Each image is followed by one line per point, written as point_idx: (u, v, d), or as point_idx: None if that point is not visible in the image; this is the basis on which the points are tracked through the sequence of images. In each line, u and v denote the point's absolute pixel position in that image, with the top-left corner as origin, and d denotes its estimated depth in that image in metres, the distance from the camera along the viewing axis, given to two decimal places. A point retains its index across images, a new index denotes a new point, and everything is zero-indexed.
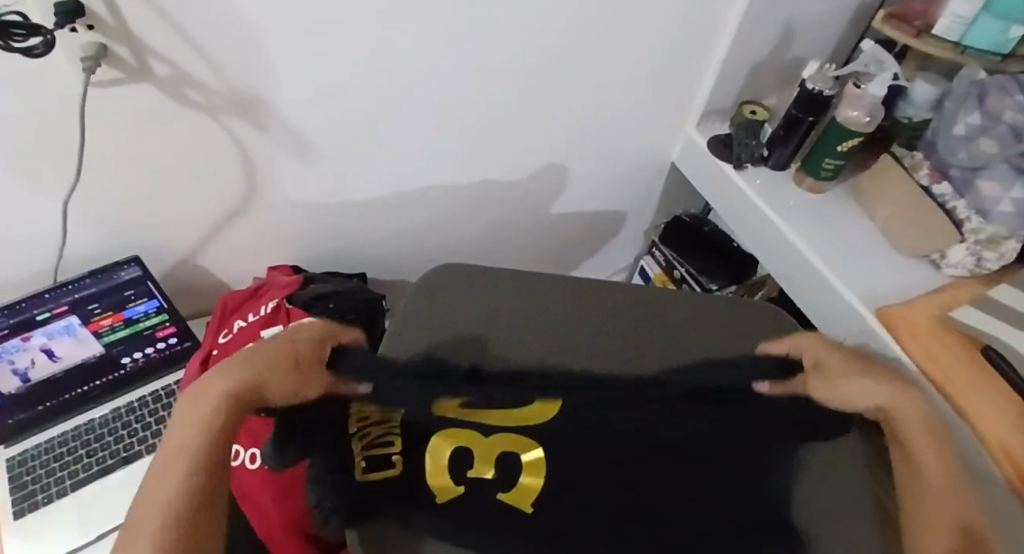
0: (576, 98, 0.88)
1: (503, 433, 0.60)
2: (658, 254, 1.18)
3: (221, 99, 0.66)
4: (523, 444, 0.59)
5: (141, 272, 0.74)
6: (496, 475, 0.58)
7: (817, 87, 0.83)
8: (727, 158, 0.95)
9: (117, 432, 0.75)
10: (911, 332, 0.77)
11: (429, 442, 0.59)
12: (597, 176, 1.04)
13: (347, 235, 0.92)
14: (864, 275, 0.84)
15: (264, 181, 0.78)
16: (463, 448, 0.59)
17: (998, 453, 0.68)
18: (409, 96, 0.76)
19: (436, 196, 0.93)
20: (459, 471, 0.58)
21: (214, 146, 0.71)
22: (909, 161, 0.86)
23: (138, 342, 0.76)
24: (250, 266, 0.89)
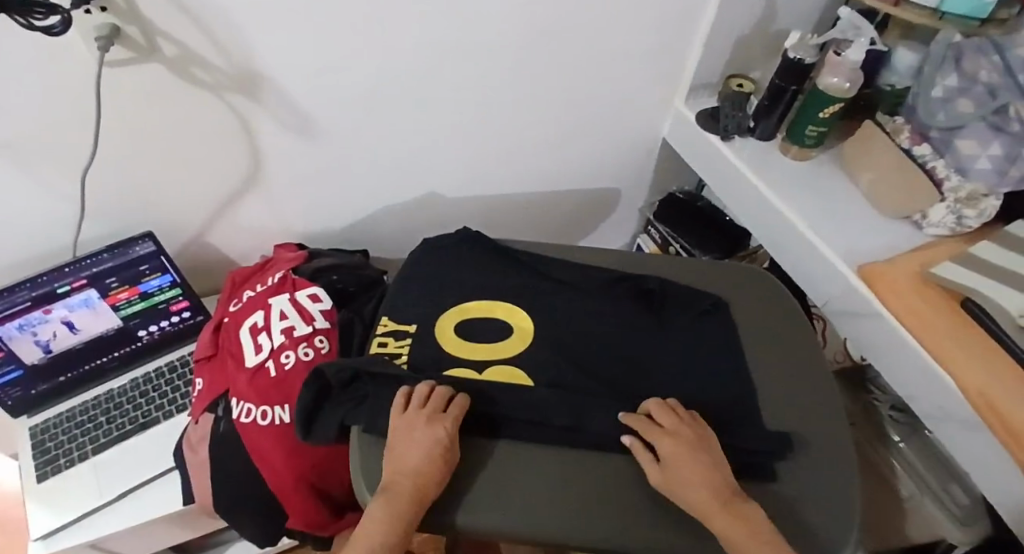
0: (568, 76, 0.91)
1: (493, 368, 0.68)
2: (653, 231, 1.21)
3: (224, 77, 0.70)
4: (513, 376, 0.68)
5: (155, 247, 0.76)
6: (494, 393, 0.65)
7: (799, 55, 0.85)
8: (715, 130, 0.98)
9: (135, 400, 0.80)
10: (893, 289, 0.79)
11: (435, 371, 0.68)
12: (590, 152, 1.07)
13: (349, 213, 0.96)
14: (851, 238, 0.87)
15: (270, 161, 0.83)
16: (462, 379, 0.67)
17: (975, 396, 0.70)
18: (406, 74, 0.80)
19: (434, 173, 0.97)
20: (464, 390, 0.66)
21: (221, 126, 0.75)
22: (891, 126, 0.89)
23: (154, 315, 0.80)
24: (257, 245, 0.93)
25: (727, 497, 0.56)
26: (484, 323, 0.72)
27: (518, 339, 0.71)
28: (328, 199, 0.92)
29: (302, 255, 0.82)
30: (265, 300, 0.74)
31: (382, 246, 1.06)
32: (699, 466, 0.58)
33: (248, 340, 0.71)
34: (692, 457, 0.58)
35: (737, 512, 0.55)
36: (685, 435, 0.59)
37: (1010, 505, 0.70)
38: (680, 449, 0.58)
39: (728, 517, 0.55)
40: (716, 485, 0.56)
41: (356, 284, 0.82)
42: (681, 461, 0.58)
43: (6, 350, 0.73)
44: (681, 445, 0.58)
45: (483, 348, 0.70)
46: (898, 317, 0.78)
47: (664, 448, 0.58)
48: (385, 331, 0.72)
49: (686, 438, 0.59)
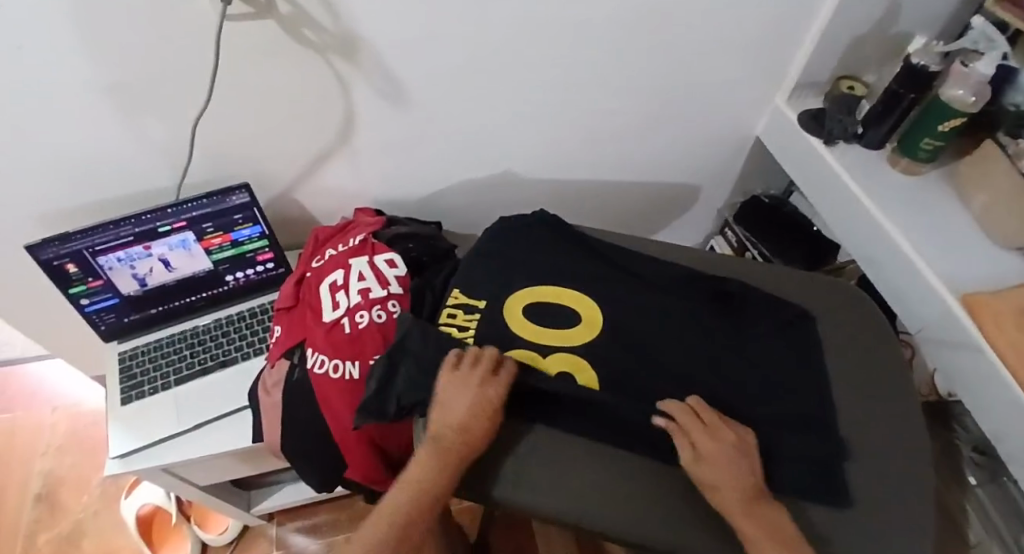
0: (666, 64, 0.89)
1: (557, 355, 0.68)
2: (731, 234, 1.18)
3: (330, 38, 0.72)
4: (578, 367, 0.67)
5: (249, 199, 0.79)
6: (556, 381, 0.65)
7: (922, 62, 0.81)
8: (818, 133, 0.93)
9: (216, 339, 0.84)
10: (996, 321, 0.74)
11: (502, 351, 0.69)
12: (677, 145, 1.04)
13: (430, 183, 0.97)
14: (952, 264, 0.81)
15: (364, 124, 0.84)
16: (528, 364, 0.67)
17: None
18: (503, 48, 0.79)
19: (517, 152, 0.97)
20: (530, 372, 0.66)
21: (323, 86, 0.78)
22: (1014, 149, 0.82)
23: (241, 263, 0.84)
24: (341, 206, 0.96)
25: (755, 498, 0.58)
26: (554, 307, 0.72)
27: (584, 328, 0.71)
28: (412, 168, 0.94)
29: (382, 221, 0.85)
30: (345, 260, 0.77)
31: (457, 219, 1.07)
32: (735, 469, 0.58)
33: (327, 296, 0.73)
34: (727, 459, 0.59)
35: (759, 512, 0.57)
36: (720, 433, 0.60)
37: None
38: (719, 449, 0.59)
39: (752, 518, 0.57)
40: (745, 486, 0.58)
41: (428, 255, 0.84)
42: (720, 459, 0.59)
43: (107, 278, 0.78)
44: (721, 445, 0.59)
45: (549, 332, 0.70)
46: (997, 352, 0.73)
47: (702, 444, 0.59)
48: (456, 303, 0.73)
49: (725, 440, 0.60)
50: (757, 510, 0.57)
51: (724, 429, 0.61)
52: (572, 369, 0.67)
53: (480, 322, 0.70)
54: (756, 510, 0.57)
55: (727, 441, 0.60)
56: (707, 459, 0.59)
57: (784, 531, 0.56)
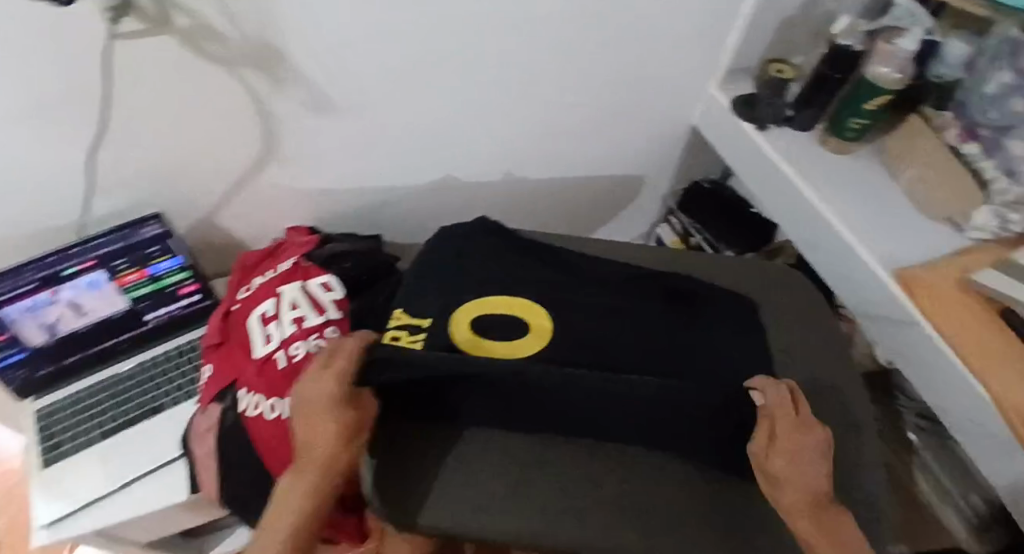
0: (599, 58, 0.87)
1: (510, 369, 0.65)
2: (675, 221, 1.17)
3: (239, 50, 0.66)
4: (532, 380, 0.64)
5: (162, 228, 0.77)
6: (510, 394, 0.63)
7: (848, 43, 0.81)
8: (751, 119, 0.94)
9: (143, 385, 0.77)
10: (931, 295, 0.76)
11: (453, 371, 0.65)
12: (615, 138, 1.03)
13: (365, 197, 0.93)
14: (887, 240, 0.83)
15: (287, 139, 0.79)
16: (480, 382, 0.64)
17: (1014, 418, 0.67)
18: (430, 51, 0.76)
19: (455, 158, 0.93)
20: None
21: (235, 102, 0.72)
22: (939, 121, 0.85)
23: (161, 299, 0.78)
24: (271, 226, 0.90)
25: (822, 503, 0.52)
26: (505, 319, 0.69)
27: (534, 339, 0.68)
28: (345, 183, 0.89)
29: (313, 241, 0.79)
30: (274, 289, 0.71)
31: (398, 231, 1.03)
32: (813, 467, 0.51)
33: (258, 330, 0.69)
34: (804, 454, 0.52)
35: (826, 519, 0.51)
36: (802, 422, 0.54)
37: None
38: (799, 439, 0.52)
39: (814, 521, 0.51)
40: (818, 486, 0.51)
41: (367, 273, 0.79)
42: (801, 453, 0.52)
43: (11, 333, 0.72)
44: (806, 436, 0.52)
45: (499, 345, 0.67)
46: (933, 326, 0.74)
47: (781, 428, 0.53)
48: (399, 323, 0.69)
49: (814, 436, 0.52)
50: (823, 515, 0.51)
51: (811, 420, 0.54)
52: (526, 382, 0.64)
53: (427, 341, 0.66)
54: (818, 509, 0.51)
55: (813, 431, 0.53)
56: (783, 450, 0.52)
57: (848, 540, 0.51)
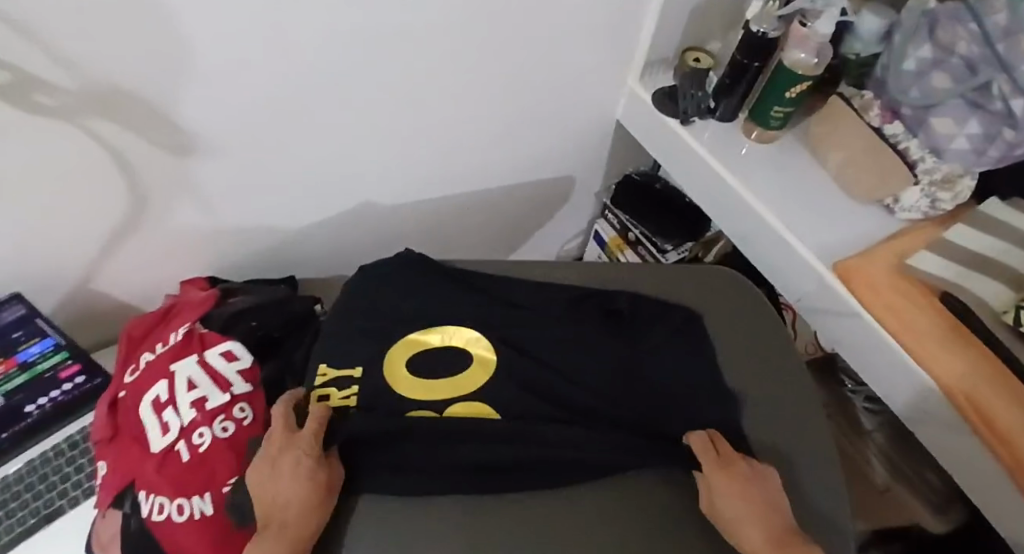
0: (511, 61, 0.80)
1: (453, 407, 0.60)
2: (612, 217, 1.13)
3: (76, 100, 0.54)
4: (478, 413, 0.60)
5: (25, 310, 0.69)
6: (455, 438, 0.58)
7: (761, 29, 0.79)
8: (673, 114, 0.91)
9: (35, 488, 0.67)
10: (870, 287, 0.74)
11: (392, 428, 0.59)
12: (539, 141, 0.97)
13: (272, 238, 0.84)
14: (823, 230, 0.81)
15: (163, 192, 0.68)
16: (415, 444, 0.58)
17: (964, 405, 0.67)
18: (322, 75, 0.67)
19: (367, 183, 0.86)
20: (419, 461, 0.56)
21: (92, 158, 0.61)
22: (859, 102, 0.83)
23: (39, 387, 0.69)
24: (162, 285, 0.80)
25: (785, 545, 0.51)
26: (442, 354, 0.64)
27: (480, 368, 0.63)
28: (245, 227, 0.80)
29: (211, 298, 0.70)
30: (167, 367, 0.63)
31: (315, 267, 0.94)
32: (754, 503, 0.53)
33: (152, 419, 0.60)
34: (743, 492, 0.54)
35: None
36: (726, 460, 0.56)
37: (1006, 511, 0.68)
38: (733, 484, 0.54)
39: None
40: (768, 531, 0.51)
41: (280, 328, 0.71)
42: (743, 506, 0.53)
43: None
44: (732, 478, 0.54)
45: (439, 384, 0.62)
46: (877, 318, 0.73)
47: (716, 477, 0.54)
48: (325, 380, 0.62)
49: (740, 472, 0.55)
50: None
51: (740, 465, 0.55)
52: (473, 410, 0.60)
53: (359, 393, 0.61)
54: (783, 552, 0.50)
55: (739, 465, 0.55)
56: (726, 506, 0.53)
57: None
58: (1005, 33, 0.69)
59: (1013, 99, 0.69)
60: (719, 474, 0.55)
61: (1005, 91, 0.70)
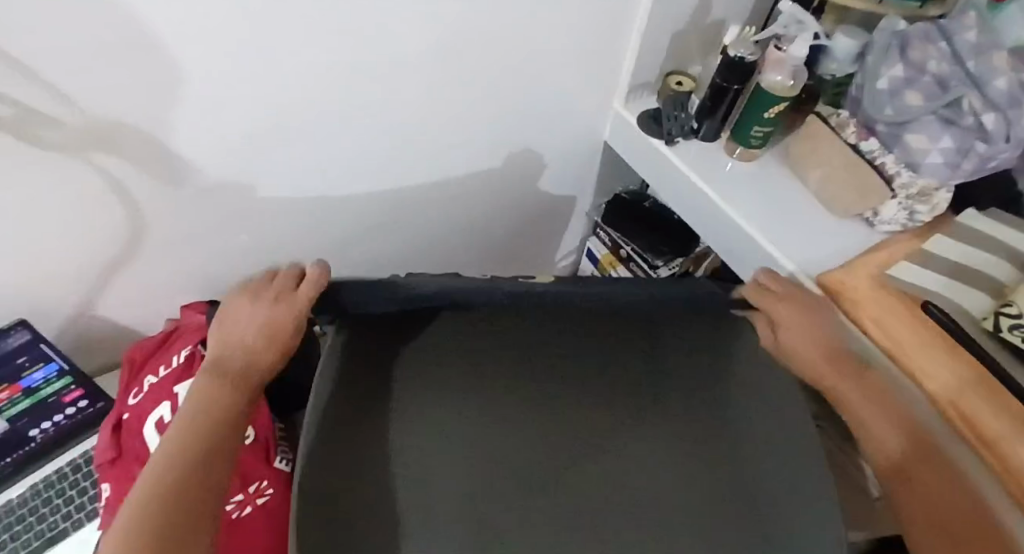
0: (501, 89, 0.84)
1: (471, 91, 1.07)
2: (603, 235, 1.17)
3: (82, 136, 0.58)
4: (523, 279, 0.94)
5: (32, 334, 0.69)
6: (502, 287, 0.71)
7: (739, 54, 0.83)
8: (658, 134, 0.94)
9: (39, 511, 0.68)
10: (854, 299, 0.76)
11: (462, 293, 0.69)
12: (530, 163, 1.00)
13: (271, 263, 0.86)
14: (802, 244, 0.84)
15: (159, 222, 0.70)
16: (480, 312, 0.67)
17: (953, 414, 0.68)
18: (318, 104, 0.70)
19: (363, 208, 0.88)
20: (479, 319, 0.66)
21: (93, 189, 0.63)
22: (836, 120, 0.86)
23: (43, 412, 0.70)
24: (160, 310, 0.81)
25: (834, 353, 0.70)
26: None
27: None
28: (244, 253, 0.82)
29: (212, 321, 0.71)
30: (171, 389, 0.64)
31: None
32: (816, 333, 0.71)
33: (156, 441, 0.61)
34: (818, 341, 0.71)
35: (846, 367, 0.69)
36: (801, 302, 0.73)
37: None
38: (793, 311, 0.73)
39: (845, 376, 0.69)
40: (846, 369, 0.69)
41: None
42: (798, 329, 0.72)
43: None
44: (799, 313, 0.72)
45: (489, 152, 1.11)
46: (860, 327, 0.75)
47: (780, 313, 0.73)
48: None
49: (802, 306, 0.73)
50: (871, 393, 0.67)
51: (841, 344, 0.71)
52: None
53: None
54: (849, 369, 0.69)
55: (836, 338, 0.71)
56: (785, 336, 0.72)
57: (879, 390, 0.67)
58: (974, 49, 0.76)
59: (984, 114, 0.74)
60: (774, 335, 0.73)
61: (976, 106, 0.74)
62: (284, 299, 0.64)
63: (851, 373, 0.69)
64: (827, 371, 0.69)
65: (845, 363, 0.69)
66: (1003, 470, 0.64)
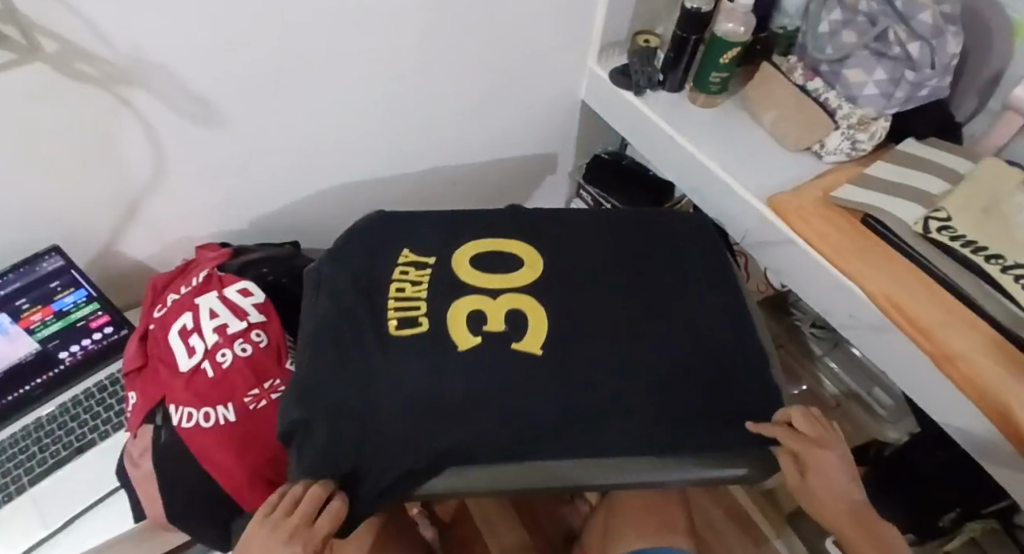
0: (482, 46, 0.92)
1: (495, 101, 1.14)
2: (585, 195, 1.22)
3: (113, 70, 0.66)
4: (529, 305, 0.68)
5: (64, 261, 0.76)
6: (506, 328, 0.66)
7: (695, 6, 0.90)
8: (628, 87, 1.02)
9: (67, 426, 0.75)
10: (802, 217, 0.84)
11: (451, 316, 0.66)
12: (512, 120, 1.08)
13: (274, 208, 0.93)
14: (758, 175, 0.92)
15: (175, 159, 0.78)
16: (480, 320, 0.66)
17: (891, 308, 0.76)
18: (315, 50, 0.78)
19: (358, 159, 0.95)
20: (476, 326, 0.66)
21: (119, 122, 0.72)
22: (786, 66, 0.94)
23: (73, 335, 0.77)
24: (175, 249, 0.89)
25: (859, 513, 0.58)
26: (514, 309, 0.67)
27: (528, 270, 0.72)
28: (250, 197, 0.89)
29: (226, 252, 0.79)
30: (191, 302, 0.72)
31: (312, 239, 1.02)
32: (838, 483, 0.59)
33: (179, 344, 0.69)
34: (843, 505, 0.59)
35: (869, 528, 0.58)
36: (823, 438, 0.60)
37: (939, 400, 0.76)
38: (822, 461, 0.59)
39: (862, 535, 0.58)
40: (864, 524, 0.58)
41: (287, 275, 0.81)
42: (822, 485, 0.59)
43: None
44: (824, 460, 0.59)
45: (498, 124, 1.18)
46: (807, 240, 0.83)
47: (806, 460, 0.59)
48: (406, 262, 0.72)
49: (831, 450, 0.60)
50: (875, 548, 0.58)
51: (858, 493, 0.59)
52: (525, 308, 0.68)
53: (430, 316, 0.66)
54: (859, 517, 0.58)
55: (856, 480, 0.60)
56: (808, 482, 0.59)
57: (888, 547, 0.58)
58: None
59: (910, 43, 0.81)
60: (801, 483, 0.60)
61: (902, 37, 0.81)
62: (299, 536, 0.52)
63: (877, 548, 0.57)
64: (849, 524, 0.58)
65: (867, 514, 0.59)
66: (940, 354, 0.72)
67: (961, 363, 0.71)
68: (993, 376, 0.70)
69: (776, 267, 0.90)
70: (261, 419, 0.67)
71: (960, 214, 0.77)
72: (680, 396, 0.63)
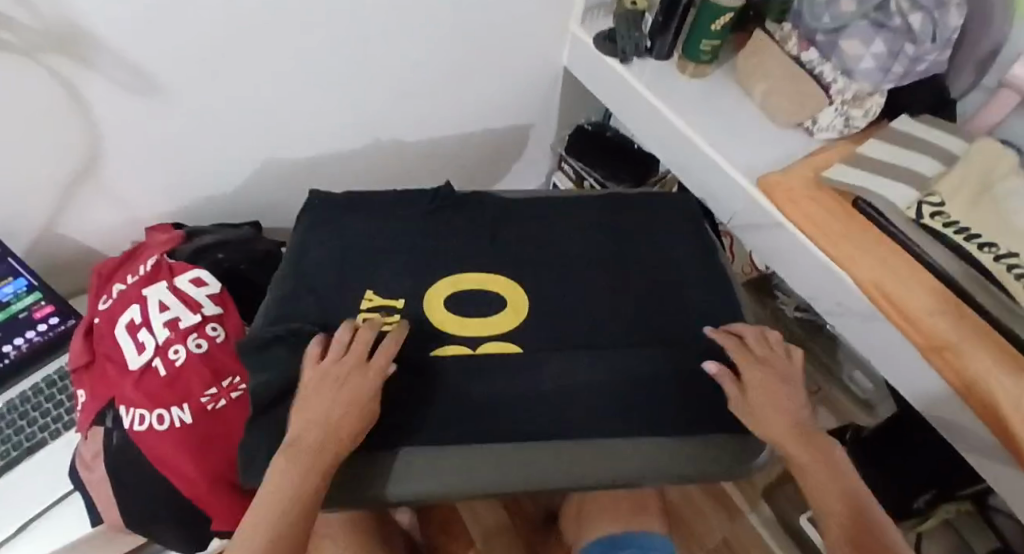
0: (456, 8, 0.85)
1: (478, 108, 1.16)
2: (567, 168, 1.17)
3: (35, 36, 0.59)
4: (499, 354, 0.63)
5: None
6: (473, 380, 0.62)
7: None
8: (613, 54, 0.96)
9: (16, 424, 0.70)
10: (790, 198, 0.81)
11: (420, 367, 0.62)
12: (490, 88, 1.02)
13: (233, 185, 0.87)
14: (746, 151, 0.88)
15: (113, 131, 0.72)
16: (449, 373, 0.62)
17: (879, 297, 0.73)
18: (268, 12, 0.70)
19: (322, 131, 0.89)
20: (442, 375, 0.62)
21: (47, 92, 0.65)
22: (780, 34, 0.88)
23: (14, 328, 0.72)
24: (126, 229, 0.83)
25: (800, 424, 0.55)
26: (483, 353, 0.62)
27: (512, 314, 0.65)
28: (206, 174, 0.83)
29: (178, 236, 0.74)
30: (139, 293, 0.67)
31: (278, 217, 0.96)
32: (784, 393, 0.57)
33: (127, 340, 0.64)
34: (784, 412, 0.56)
35: (811, 440, 0.54)
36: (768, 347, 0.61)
37: (921, 390, 0.75)
38: (770, 376, 0.58)
39: (802, 440, 0.54)
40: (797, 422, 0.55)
41: (246, 260, 0.76)
42: (766, 399, 0.56)
43: None
44: (771, 372, 0.58)
45: None
46: (795, 224, 0.80)
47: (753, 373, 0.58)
48: (370, 307, 0.64)
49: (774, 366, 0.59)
50: (809, 443, 0.54)
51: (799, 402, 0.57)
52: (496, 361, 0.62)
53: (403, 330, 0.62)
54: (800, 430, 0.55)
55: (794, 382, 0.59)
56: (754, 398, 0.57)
57: (831, 463, 0.53)
58: None
59: (911, 14, 0.76)
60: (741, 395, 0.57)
61: (903, 6, 0.77)
62: (361, 371, 0.54)
63: (815, 448, 0.54)
64: (787, 438, 0.54)
65: (801, 427, 0.55)
66: (928, 344, 0.70)
67: (948, 350, 0.69)
68: (982, 367, 0.67)
69: (762, 249, 0.87)
70: (223, 422, 0.63)
71: (954, 198, 0.75)
72: (662, 397, 0.60)
